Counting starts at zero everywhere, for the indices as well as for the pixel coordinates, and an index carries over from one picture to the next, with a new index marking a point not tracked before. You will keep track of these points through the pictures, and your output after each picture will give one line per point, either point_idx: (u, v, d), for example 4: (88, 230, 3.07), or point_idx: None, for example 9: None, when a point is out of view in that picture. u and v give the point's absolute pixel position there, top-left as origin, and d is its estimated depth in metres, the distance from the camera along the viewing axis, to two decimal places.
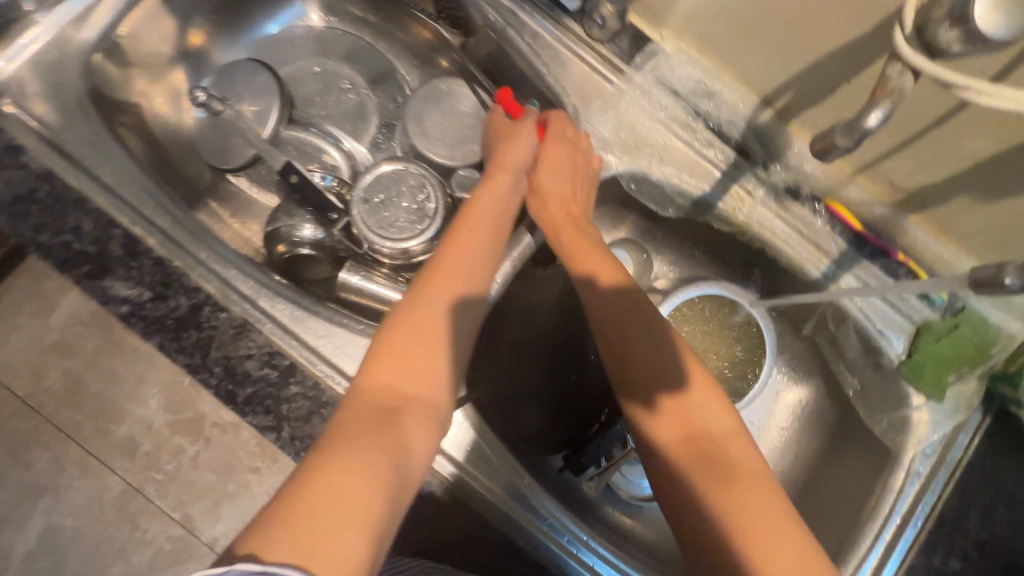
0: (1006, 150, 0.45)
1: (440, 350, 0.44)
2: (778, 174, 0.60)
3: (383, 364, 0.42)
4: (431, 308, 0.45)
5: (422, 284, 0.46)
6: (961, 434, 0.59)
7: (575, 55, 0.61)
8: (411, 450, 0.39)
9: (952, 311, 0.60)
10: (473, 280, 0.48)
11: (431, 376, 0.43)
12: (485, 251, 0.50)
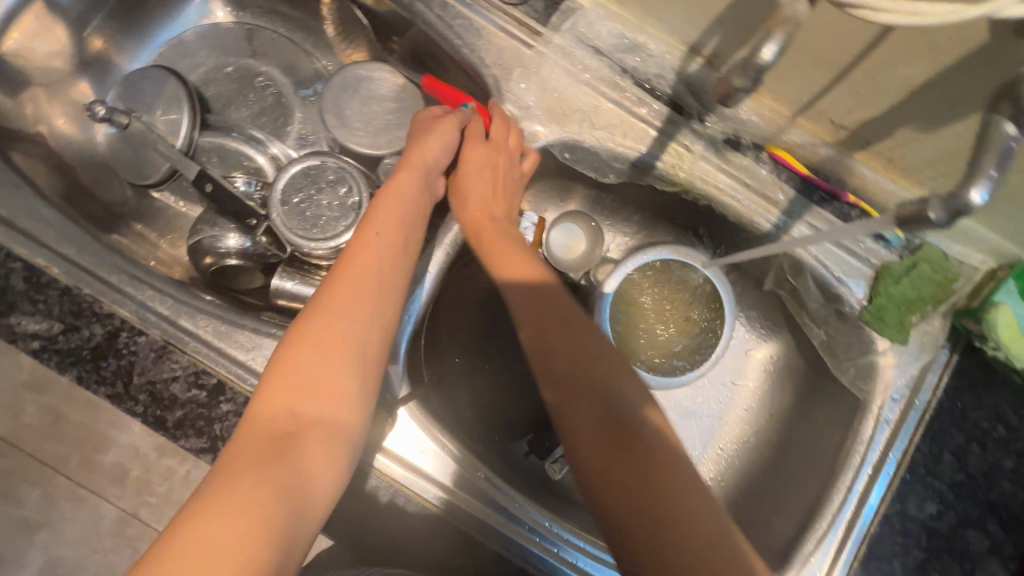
0: (941, 74, 0.42)
1: (345, 368, 0.42)
2: (714, 126, 0.57)
3: (278, 390, 0.40)
4: (333, 324, 0.43)
5: (320, 299, 0.44)
6: (929, 374, 0.57)
7: (489, 23, 0.57)
8: (306, 481, 0.37)
9: (910, 249, 0.57)
10: (381, 290, 0.46)
11: (334, 397, 0.41)
12: (391, 257, 0.47)
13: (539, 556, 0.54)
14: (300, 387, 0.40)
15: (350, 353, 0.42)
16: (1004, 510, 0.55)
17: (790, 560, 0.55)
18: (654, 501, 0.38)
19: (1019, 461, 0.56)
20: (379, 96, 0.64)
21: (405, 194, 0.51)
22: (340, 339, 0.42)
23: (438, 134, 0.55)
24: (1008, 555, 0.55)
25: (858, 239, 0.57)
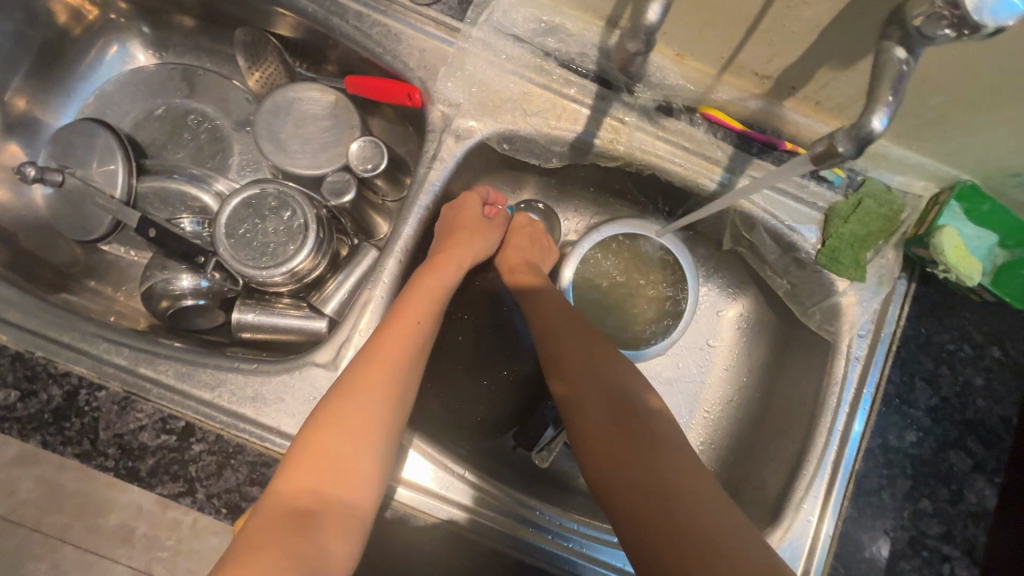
0: (843, 10, 0.42)
1: (370, 453, 0.46)
2: (644, 95, 0.57)
3: (307, 466, 0.44)
4: (365, 406, 0.47)
5: (353, 380, 0.48)
6: (891, 306, 0.58)
7: (406, 27, 0.57)
8: (327, 555, 0.41)
9: (853, 187, 0.58)
10: (407, 376, 0.50)
11: (358, 479, 0.45)
12: (417, 339, 0.51)
13: (551, 551, 0.54)
14: (326, 465, 0.45)
15: (376, 434, 0.47)
16: (980, 427, 0.56)
17: (784, 511, 0.55)
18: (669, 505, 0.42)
19: (988, 377, 0.57)
20: (312, 115, 0.63)
21: (439, 280, 0.56)
22: (368, 422, 0.47)
23: (485, 240, 0.62)
24: (990, 470, 0.56)
25: (801, 185, 0.58)
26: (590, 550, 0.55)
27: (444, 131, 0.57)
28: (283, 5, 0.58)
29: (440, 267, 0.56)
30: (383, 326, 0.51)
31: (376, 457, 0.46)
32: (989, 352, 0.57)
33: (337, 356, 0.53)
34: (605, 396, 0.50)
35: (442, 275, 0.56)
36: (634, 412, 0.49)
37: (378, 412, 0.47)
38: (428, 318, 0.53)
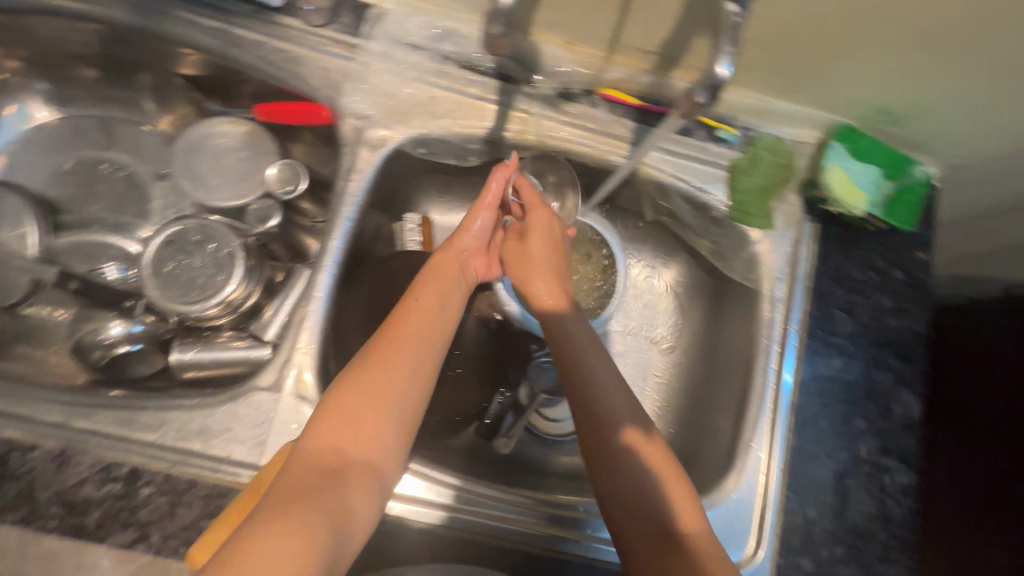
0: None
1: (392, 415, 0.46)
2: (543, 85, 0.60)
3: (332, 425, 0.44)
4: (391, 369, 0.47)
5: (373, 349, 0.48)
6: (801, 247, 0.62)
7: (306, 50, 0.59)
8: (351, 512, 0.41)
9: (749, 143, 0.62)
10: (428, 341, 0.51)
11: (381, 441, 0.45)
12: (430, 308, 0.52)
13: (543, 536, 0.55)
14: (353, 424, 0.44)
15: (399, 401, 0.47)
16: (897, 344, 0.61)
17: (736, 455, 0.58)
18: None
19: (897, 298, 0.62)
20: (227, 148, 0.64)
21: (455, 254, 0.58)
22: (388, 387, 0.46)
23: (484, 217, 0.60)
24: (912, 382, 0.60)
25: (701, 148, 0.62)
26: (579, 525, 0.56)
27: (357, 143, 0.59)
28: (179, 43, 0.58)
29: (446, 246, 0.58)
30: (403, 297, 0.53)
31: (398, 419, 0.46)
32: (894, 275, 0.62)
33: (280, 377, 0.53)
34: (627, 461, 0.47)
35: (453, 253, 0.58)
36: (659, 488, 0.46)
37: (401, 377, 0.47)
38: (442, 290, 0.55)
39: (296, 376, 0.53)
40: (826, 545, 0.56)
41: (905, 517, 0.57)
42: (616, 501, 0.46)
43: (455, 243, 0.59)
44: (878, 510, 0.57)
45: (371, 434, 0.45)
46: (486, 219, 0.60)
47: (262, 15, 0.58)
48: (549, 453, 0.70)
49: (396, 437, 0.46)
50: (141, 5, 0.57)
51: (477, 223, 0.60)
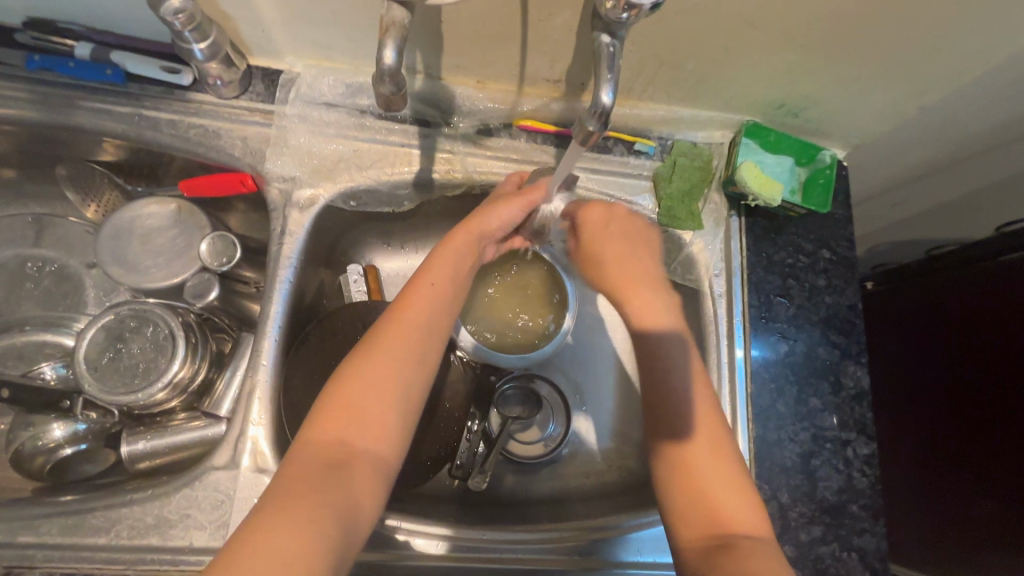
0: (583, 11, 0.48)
1: (395, 409, 0.46)
2: (462, 124, 0.62)
3: (333, 419, 0.44)
4: (390, 364, 0.47)
5: (375, 342, 0.48)
6: (732, 241, 0.65)
7: (222, 123, 0.59)
8: (358, 505, 0.42)
9: (666, 152, 0.65)
10: (427, 336, 0.49)
11: (385, 431, 0.45)
12: (438, 303, 0.51)
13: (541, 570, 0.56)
14: (355, 416, 0.44)
15: (400, 393, 0.46)
16: (835, 320, 0.63)
17: None
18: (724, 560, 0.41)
19: (827, 276, 0.65)
20: (155, 228, 0.63)
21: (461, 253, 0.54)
22: (391, 380, 0.46)
23: (505, 209, 0.56)
24: (856, 353, 0.63)
25: (623, 163, 0.65)
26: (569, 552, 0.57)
27: (286, 205, 0.60)
28: (91, 133, 0.58)
29: (452, 240, 0.54)
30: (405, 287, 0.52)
31: (401, 413, 0.46)
32: (821, 254, 0.65)
33: (235, 453, 0.52)
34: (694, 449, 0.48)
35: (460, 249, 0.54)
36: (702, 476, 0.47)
37: (402, 372, 0.47)
38: (446, 280, 0.52)
39: (251, 449, 0.52)
40: (803, 527, 0.57)
41: (872, 486, 0.59)
42: (662, 474, 0.48)
43: (473, 233, 0.55)
44: (844, 483, 0.58)
45: (375, 427, 0.45)
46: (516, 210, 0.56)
47: (172, 94, 0.59)
48: (527, 480, 0.70)
49: (400, 429, 0.46)
50: (46, 100, 0.57)
51: (496, 220, 0.56)
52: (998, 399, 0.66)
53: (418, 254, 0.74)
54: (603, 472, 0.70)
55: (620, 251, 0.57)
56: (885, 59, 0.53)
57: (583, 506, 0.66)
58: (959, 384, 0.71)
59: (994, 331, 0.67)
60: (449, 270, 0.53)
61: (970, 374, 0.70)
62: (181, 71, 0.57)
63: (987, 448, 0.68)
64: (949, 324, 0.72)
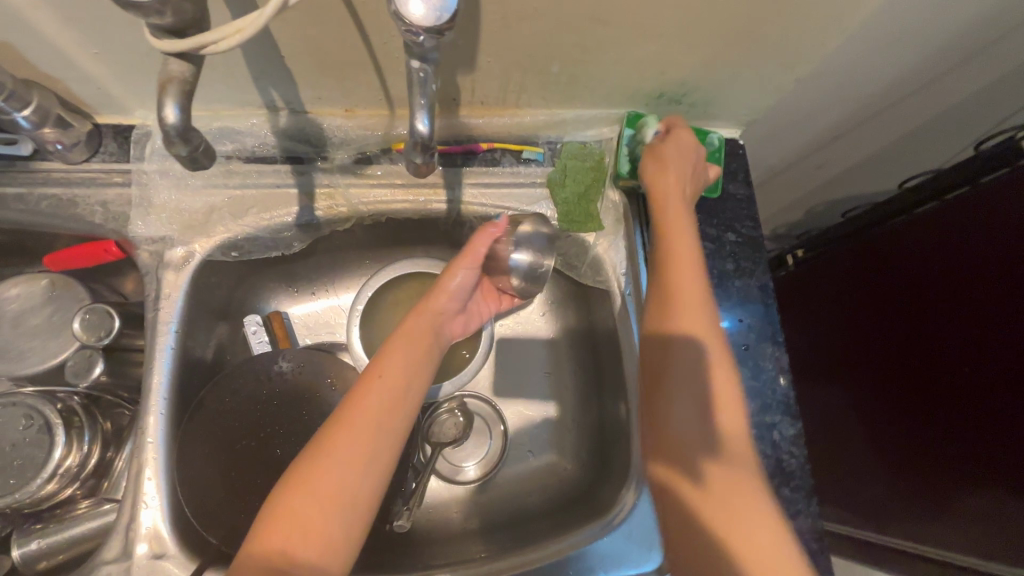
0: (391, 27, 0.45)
1: (340, 516, 0.44)
2: (338, 156, 0.59)
3: (276, 526, 0.43)
4: (337, 469, 0.45)
5: (323, 442, 0.46)
6: (636, 237, 0.63)
7: (73, 190, 0.55)
8: None
9: (557, 155, 0.63)
10: (380, 431, 0.48)
11: (328, 539, 0.43)
12: (398, 380, 0.50)
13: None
14: (298, 523, 0.43)
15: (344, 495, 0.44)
16: (748, 304, 0.63)
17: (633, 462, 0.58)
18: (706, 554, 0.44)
19: (735, 259, 0.64)
20: (27, 309, 0.59)
21: (422, 330, 0.55)
22: (339, 483, 0.45)
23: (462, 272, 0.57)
24: (772, 335, 0.62)
25: (514, 172, 0.63)
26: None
27: (158, 268, 0.56)
28: None
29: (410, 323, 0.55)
30: (367, 371, 0.51)
31: (347, 521, 0.44)
32: (726, 238, 0.65)
33: (127, 543, 0.49)
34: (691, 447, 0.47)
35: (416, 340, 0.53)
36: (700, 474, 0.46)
37: (349, 476, 0.45)
38: (408, 366, 0.51)
39: (146, 534, 0.49)
40: None
41: (801, 466, 0.58)
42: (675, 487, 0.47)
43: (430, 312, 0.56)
44: (774, 467, 0.58)
45: (317, 535, 0.43)
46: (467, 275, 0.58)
47: (15, 166, 0.54)
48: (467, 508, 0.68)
49: (346, 534, 0.44)
50: None
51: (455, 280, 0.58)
52: (961, 366, 0.69)
53: (324, 294, 0.72)
54: (545, 486, 0.68)
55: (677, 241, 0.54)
56: (745, 39, 0.52)
57: (524, 527, 0.64)
58: (925, 353, 0.74)
59: (955, 301, 0.70)
60: (410, 351, 0.53)
61: (933, 343, 0.73)
62: (18, 142, 0.53)
63: (951, 412, 0.71)
64: (916, 297, 0.75)
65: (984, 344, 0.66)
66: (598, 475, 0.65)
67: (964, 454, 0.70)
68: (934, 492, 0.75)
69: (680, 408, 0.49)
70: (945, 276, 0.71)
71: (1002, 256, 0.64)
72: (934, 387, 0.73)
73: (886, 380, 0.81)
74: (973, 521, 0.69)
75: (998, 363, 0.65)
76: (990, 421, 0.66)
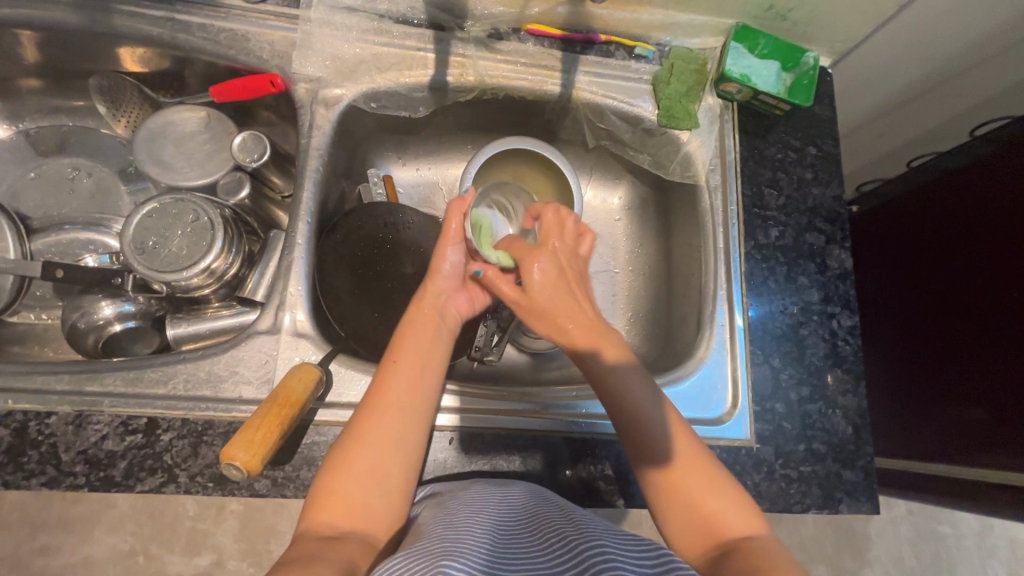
0: None
1: (378, 491, 0.45)
2: (474, 29, 0.67)
3: (324, 503, 0.44)
4: (371, 445, 0.46)
5: (353, 431, 0.47)
6: (726, 139, 0.70)
7: (249, 27, 0.63)
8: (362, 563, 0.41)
9: (664, 57, 0.70)
10: (410, 404, 0.49)
11: (375, 507, 0.45)
12: (414, 365, 0.52)
13: (593, 427, 0.61)
14: (346, 497, 0.44)
15: (383, 469, 0.46)
16: (822, 209, 0.69)
17: (703, 326, 0.65)
18: (673, 498, 0.48)
19: (814, 170, 0.70)
20: (188, 133, 0.67)
21: (438, 304, 0.58)
22: (373, 459, 0.46)
23: (455, 247, 0.60)
24: (840, 239, 0.68)
25: (624, 67, 0.69)
26: (592, 408, 0.63)
27: (312, 103, 0.64)
28: (129, 36, 0.62)
29: (421, 303, 0.57)
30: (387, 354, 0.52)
31: (387, 492, 0.46)
32: (808, 151, 0.70)
33: (277, 319, 0.57)
34: (631, 416, 0.51)
35: (426, 320, 0.56)
36: (645, 437, 0.50)
37: (382, 453, 0.46)
38: (427, 343, 0.54)
39: (291, 317, 0.57)
40: (793, 388, 0.63)
41: (854, 352, 0.65)
42: (636, 453, 0.51)
43: (439, 295, 0.59)
44: (830, 350, 0.64)
45: (362, 511, 0.44)
46: (458, 254, 0.60)
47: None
48: (537, 372, 0.77)
49: (388, 505, 0.46)
50: (82, 4, 0.60)
51: (448, 260, 0.60)
52: (990, 295, 0.77)
53: (429, 168, 0.79)
54: None
55: (551, 284, 0.53)
56: None
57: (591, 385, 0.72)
58: (954, 284, 0.82)
59: (962, 222, 0.82)
60: (426, 330, 0.55)
61: (966, 273, 0.80)
62: None
63: (971, 335, 0.79)
64: (944, 231, 0.85)
65: (989, 258, 0.77)
66: (662, 351, 0.72)
67: (965, 360, 0.80)
68: (948, 413, 0.82)
69: (607, 387, 0.52)
70: (988, 212, 0.78)
71: (1006, 173, 0.76)
72: (939, 307, 0.84)
73: (902, 314, 0.91)
74: (982, 433, 0.76)
75: (991, 265, 0.77)
76: (982, 321, 0.77)
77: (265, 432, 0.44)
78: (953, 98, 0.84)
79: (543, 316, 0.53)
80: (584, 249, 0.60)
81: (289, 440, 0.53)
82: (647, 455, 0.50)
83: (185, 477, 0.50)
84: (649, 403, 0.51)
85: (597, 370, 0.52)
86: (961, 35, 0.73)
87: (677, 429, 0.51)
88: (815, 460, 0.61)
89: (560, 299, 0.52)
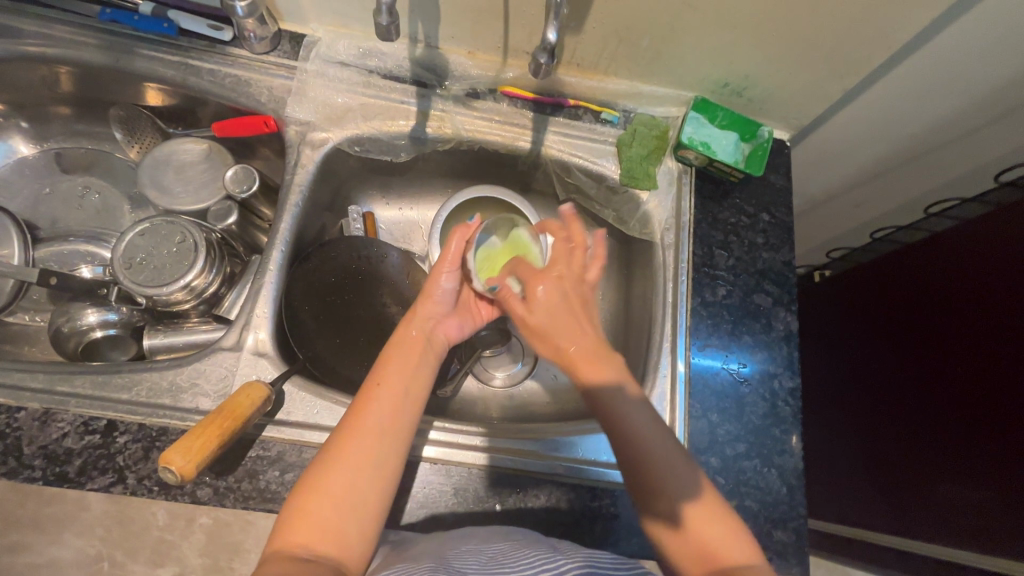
0: None
1: (353, 517, 0.45)
2: (454, 87, 0.74)
3: (299, 524, 0.44)
4: (351, 471, 0.46)
5: (331, 456, 0.47)
6: (682, 201, 0.74)
7: (253, 75, 0.71)
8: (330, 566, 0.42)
9: (629, 122, 0.76)
10: (393, 425, 0.50)
11: (348, 533, 0.44)
12: (398, 391, 0.52)
13: (532, 466, 0.63)
14: (322, 518, 0.44)
15: (359, 495, 0.46)
16: (771, 272, 0.72)
17: (647, 377, 0.68)
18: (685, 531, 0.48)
19: (766, 235, 0.74)
20: (188, 162, 0.74)
21: (427, 325, 0.60)
22: (351, 480, 0.46)
23: (451, 274, 0.63)
24: (787, 302, 0.71)
25: (590, 129, 0.75)
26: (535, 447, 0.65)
27: (301, 144, 0.70)
28: (147, 77, 0.69)
29: (414, 321, 0.60)
30: (376, 370, 0.54)
31: (363, 515, 0.45)
32: (761, 217, 0.74)
33: (241, 337, 0.61)
34: (629, 427, 0.52)
35: (417, 346, 0.57)
36: (643, 452, 0.51)
37: (362, 478, 0.46)
38: (415, 363, 0.55)
39: (254, 337, 0.61)
40: (729, 443, 0.65)
41: (794, 414, 0.66)
42: (630, 471, 0.51)
43: (426, 319, 0.60)
44: (770, 410, 0.66)
45: (338, 536, 0.44)
46: (452, 280, 0.63)
47: (214, 48, 0.70)
48: (492, 408, 0.80)
49: (365, 531, 0.45)
50: (110, 46, 0.68)
51: (442, 285, 0.62)
52: (964, 369, 0.74)
53: (409, 207, 0.85)
54: (563, 401, 0.78)
55: (553, 309, 0.55)
56: (808, 46, 0.63)
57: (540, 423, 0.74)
58: (929, 353, 0.80)
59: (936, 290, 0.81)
60: (415, 351, 0.57)
61: (943, 342, 0.78)
62: (223, 29, 0.69)
63: (943, 408, 0.76)
64: (918, 297, 0.84)
65: (964, 330, 0.75)
66: None
67: (933, 429, 0.78)
68: (913, 481, 0.81)
69: (606, 402, 0.53)
70: (967, 283, 0.76)
71: (979, 245, 0.75)
72: (915, 371, 0.82)
73: (876, 377, 0.89)
74: (956, 513, 0.73)
75: (968, 338, 0.74)
76: (958, 393, 0.75)
77: (208, 428, 0.48)
78: (915, 177, 0.88)
79: (551, 345, 0.55)
80: (594, 275, 0.59)
81: (234, 451, 0.56)
82: (648, 482, 0.50)
83: (133, 479, 0.54)
84: (649, 427, 0.52)
85: (610, 403, 0.53)
86: (915, 122, 0.77)
87: (663, 438, 0.52)
88: (745, 518, 0.62)
89: (558, 318, 0.55)
